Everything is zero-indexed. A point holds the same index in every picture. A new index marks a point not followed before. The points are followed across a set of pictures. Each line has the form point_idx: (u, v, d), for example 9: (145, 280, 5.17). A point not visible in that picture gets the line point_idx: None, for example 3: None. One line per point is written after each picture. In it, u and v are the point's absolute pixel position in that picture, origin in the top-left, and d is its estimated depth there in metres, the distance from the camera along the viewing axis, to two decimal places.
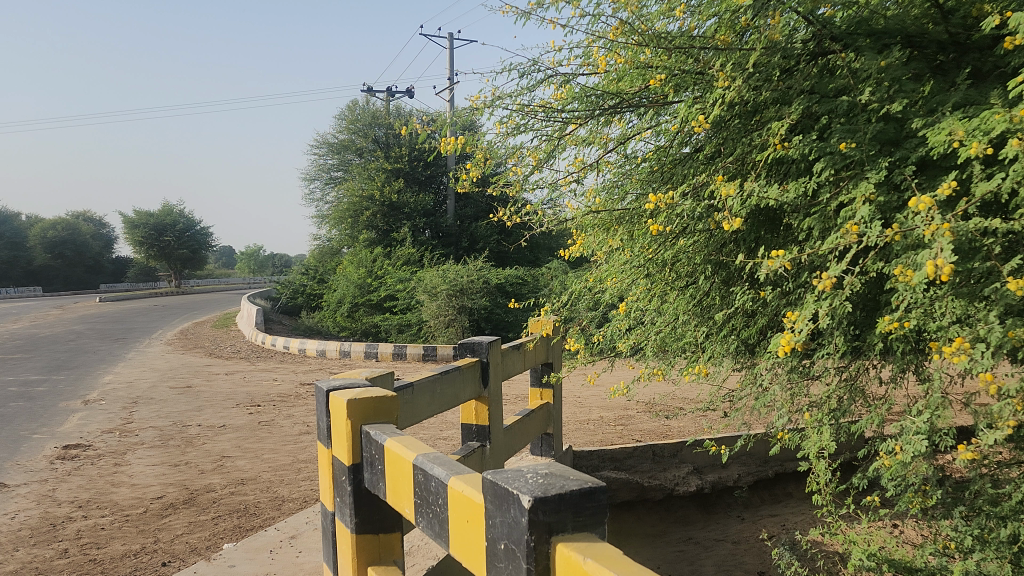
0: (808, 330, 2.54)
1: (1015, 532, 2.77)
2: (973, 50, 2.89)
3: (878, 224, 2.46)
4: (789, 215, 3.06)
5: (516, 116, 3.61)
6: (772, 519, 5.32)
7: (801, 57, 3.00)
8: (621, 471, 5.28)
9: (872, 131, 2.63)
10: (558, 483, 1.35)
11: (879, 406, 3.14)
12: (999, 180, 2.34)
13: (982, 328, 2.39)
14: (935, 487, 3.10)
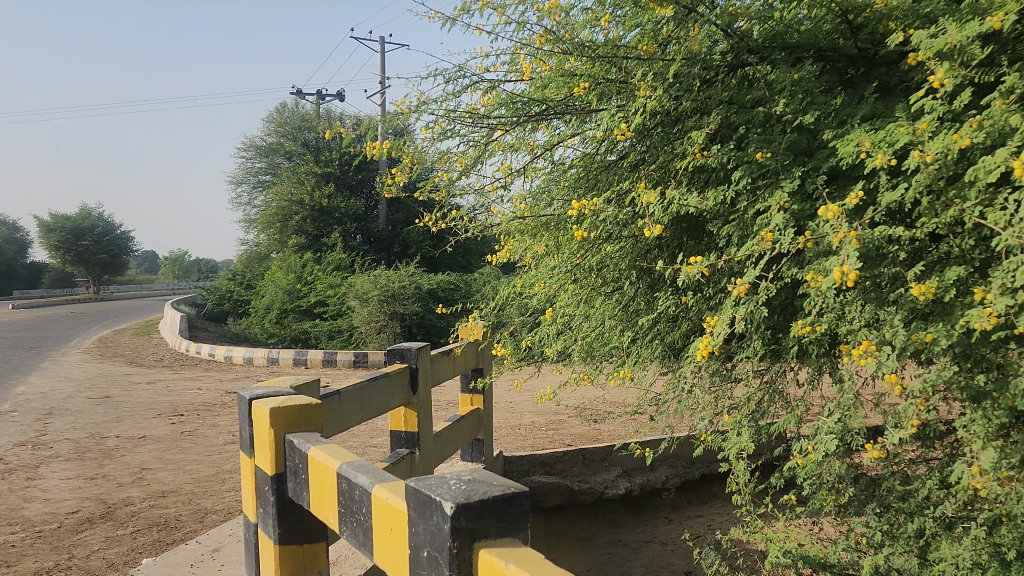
0: (725, 334, 2.62)
1: (921, 527, 2.90)
2: (880, 65, 3.02)
3: (792, 231, 2.56)
4: (710, 222, 3.15)
5: (443, 121, 3.60)
6: (698, 520, 5.46)
7: (720, 69, 3.09)
8: (551, 475, 5.31)
9: (786, 142, 2.74)
10: (481, 489, 1.35)
11: (797, 407, 3.26)
12: (904, 190, 2.45)
13: (888, 331, 2.50)
14: (848, 485, 3.23)
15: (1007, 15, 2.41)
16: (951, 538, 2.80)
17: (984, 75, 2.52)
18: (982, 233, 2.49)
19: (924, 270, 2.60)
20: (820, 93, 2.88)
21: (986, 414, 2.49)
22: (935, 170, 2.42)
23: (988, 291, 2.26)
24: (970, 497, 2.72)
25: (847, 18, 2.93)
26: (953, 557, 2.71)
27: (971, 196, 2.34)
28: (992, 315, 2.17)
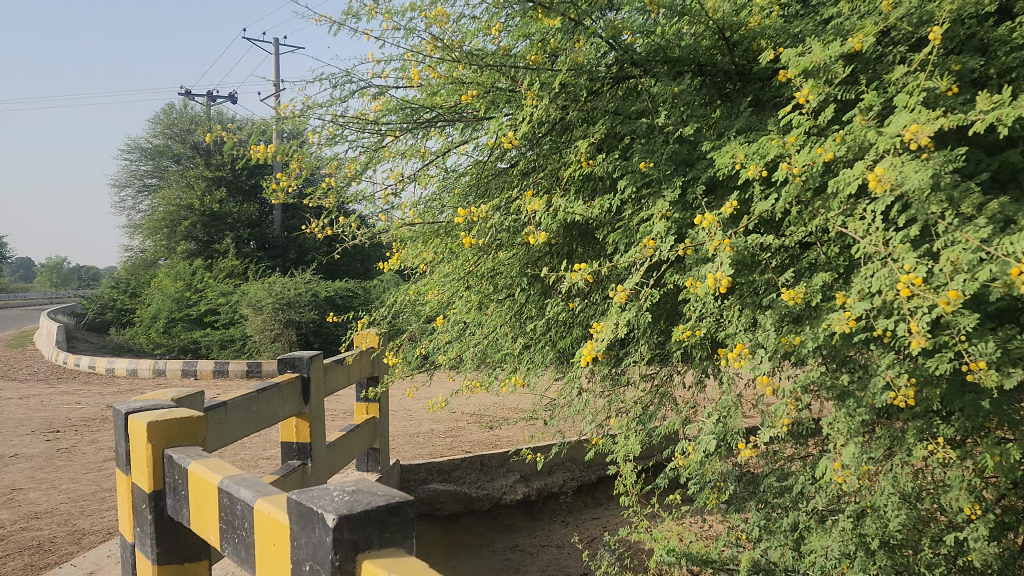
0: (610, 339, 2.68)
1: (794, 520, 3.05)
2: (755, 80, 3.17)
3: (673, 238, 2.65)
4: (597, 229, 3.23)
5: (331, 126, 3.55)
6: (593, 522, 5.56)
7: (605, 80, 3.17)
8: (449, 483, 5.28)
9: (667, 152, 2.84)
10: (365, 500, 1.33)
11: (682, 408, 3.37)
12: (775, 200, 2.58)
13: (761, 335, 2.61)
14: (729, 483, 3.35)
15: (865, 38, 2.59)
16: (821, 530, 2.96)
17: (845, 93, 2.69)
18: (845, 241, 2.65)
19: (794, 276, 2.74)
20: (699, 106, 3.00)
21: (849, 411, 2.65)
22: (802, 181, 2.57)
23: (849, 296, 2.41)
24: (838, 490, 2.89)
25: (725, 35, 3.01)
26: (823, 549, 2.86)
27: (835, 206, 2.49)
28: (851, 319, 2.32)
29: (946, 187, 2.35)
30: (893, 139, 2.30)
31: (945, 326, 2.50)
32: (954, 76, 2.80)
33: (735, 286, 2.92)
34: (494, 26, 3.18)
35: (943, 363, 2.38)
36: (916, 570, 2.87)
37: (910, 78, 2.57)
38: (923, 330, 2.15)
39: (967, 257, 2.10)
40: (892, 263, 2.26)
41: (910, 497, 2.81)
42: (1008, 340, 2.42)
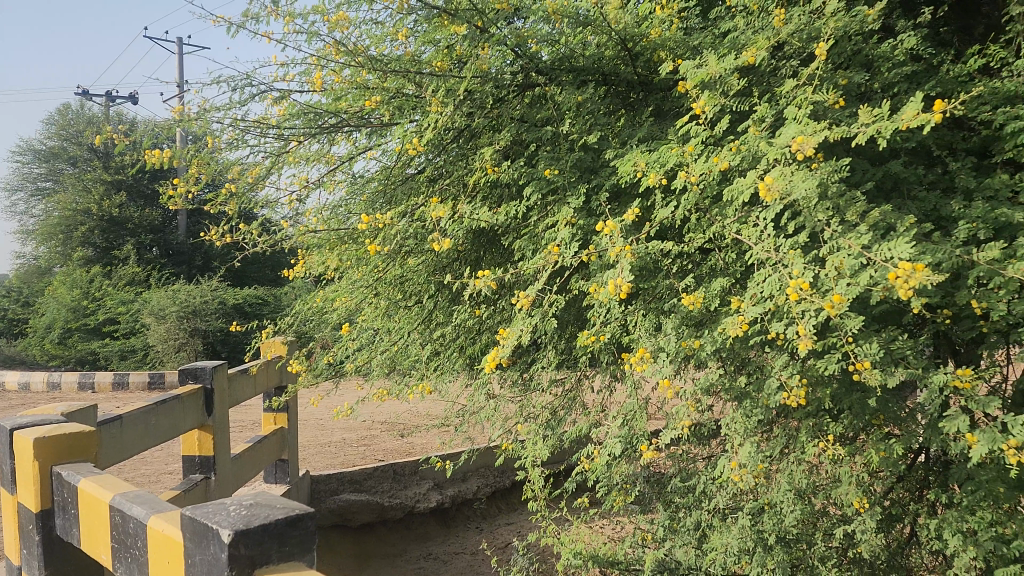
0: (514, 345, 2.68)
1: (697, 519, 3.13)
2: (657, 90, 3.25)
3: (577, 245, 2.68)
4: (504, 236, 3.24)
5: (231, 130, 3.45)
6: (507, 527, 5.59)
7: (511, 89, 3.19)
8: (360, 493, 5.17)
9: (571, 160, 2.89)
10: (263, 513, 1.18)
11: (589, 412, 3.41)
12: (674, 207, 2.66)
13: (661, 340, 2.67)
14: (635, 485, 3.41)
15: (757, 52, 2.69)
16: (722, 528, 3.05)
17: (740, 105, 2.79)
18: (741, 247, 2.74)
19: (693, 282, 2.82)
20: (602, 115, 3.06)
21: (746, 412, 2.74)
22: (699, 189, 2.65)
23: (743, 300, 2.50)
24: (736, 489, 2.98)
25: (627, 46, 3.08)
26: (723, 546, 2.95)
27: (730, 213, 2.58)
28: (744, 322, 2.41)
29: (833, 196, 2.47)
30: (783, 150, 2.40)
31: (833, 329, 2.63)
32: (841, 90, 2.94)
33: (638, 292, 2.99)
34: (400, 32, 3.17)
35: (831, 364, 2.49)
36: (811, 563, 2.99)
37: (799, 91, 2.69)
38: (810, 333, 2.25)
39: (850, 263, 2.21)
40: (782, 269, 2.36)
41: (805, 493, 2.93)
42: (889, 341, 2.56)
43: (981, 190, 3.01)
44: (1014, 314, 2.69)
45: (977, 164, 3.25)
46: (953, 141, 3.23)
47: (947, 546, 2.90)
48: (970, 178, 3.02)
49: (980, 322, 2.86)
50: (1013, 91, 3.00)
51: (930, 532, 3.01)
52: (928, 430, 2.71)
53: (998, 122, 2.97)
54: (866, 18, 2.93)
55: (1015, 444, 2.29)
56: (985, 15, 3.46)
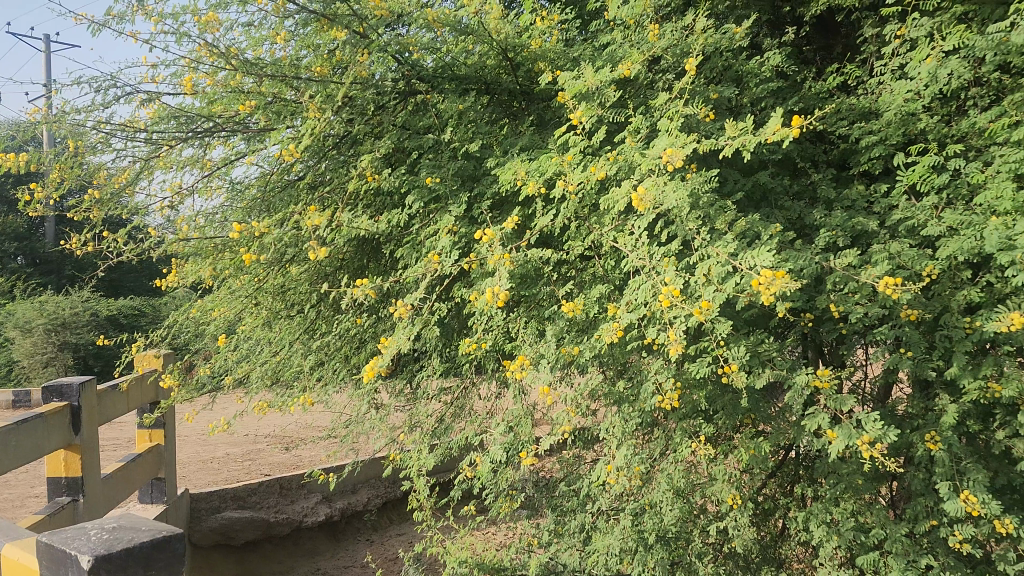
0: (395, 355, 2.64)
1: (581, 522, 3.18)
2: (538, 100, 3.29)
3: (457, 254, 2.69)
4: (385, 243, 3.21)
5: (96, 133, 3.28)
6: (399, 538, 5.56)
7: (392, 95, 3.17)
8: (244, 509, 4.94)
9: (453, 168, 2.90)
10: (126, 537, 1.05)
11: (474, 419, 3.41)
12: (553, 215, 2.71)
13: (542, 347, 2.69)
14: (521, 491, 3.43)
15: (632, 65, 2.78)
16: (605, 529, 3.11)
17: (616, 117, 2.88)
18: (619, 255, 2.81)
19: (574, 288, 2.87)
20: (484, 124, 3.09)
21: (624, 416, 2.81)
22: (577, 198, 2.71)
23: (619, 307, 2.55)
24: (618, 491, 3.05)
25: (508, 56, 3.11)
26: (605, 547, 3.00)
27: (607, 221, 2.65)
28: (619, 328, 2.46)
29: (703, 205, 2.57)
30: (655, 161, 2.47)
31: (705, 333, 2.73)
32: (711, 103, 3.07)
33: (519, 299, 3.02)
34: (278, 36, 3.09)
35: (703, 367, 2.58)
36: (689, 560, 3.09)
37: (671, 104, 2.79)
38: (681, 338, 2.32)
39: (718, 269, 2.30)
40: (654, 276, 2.43)
41: (683, 493, 3.02)
42: (757, 343, 2.68)
43: (840, 201, 3.21)
44: (870, 316, 2.87)
45: (836, 175, 3.45)
46: (815, 154, 3.43)
47: (813, 537, 3.06)
48: (830, 189, 3.21)
49: (840, 324, 3.04)
50: (867, 108, 3.22)
51: (798, 524, 3.17)
52: (793, 427, 2.85)
53: (854, 136, 3.18)
54: (734, 36, 3.07)
55: (868, 439, 2.43)
56: (842, 36, 3.70)
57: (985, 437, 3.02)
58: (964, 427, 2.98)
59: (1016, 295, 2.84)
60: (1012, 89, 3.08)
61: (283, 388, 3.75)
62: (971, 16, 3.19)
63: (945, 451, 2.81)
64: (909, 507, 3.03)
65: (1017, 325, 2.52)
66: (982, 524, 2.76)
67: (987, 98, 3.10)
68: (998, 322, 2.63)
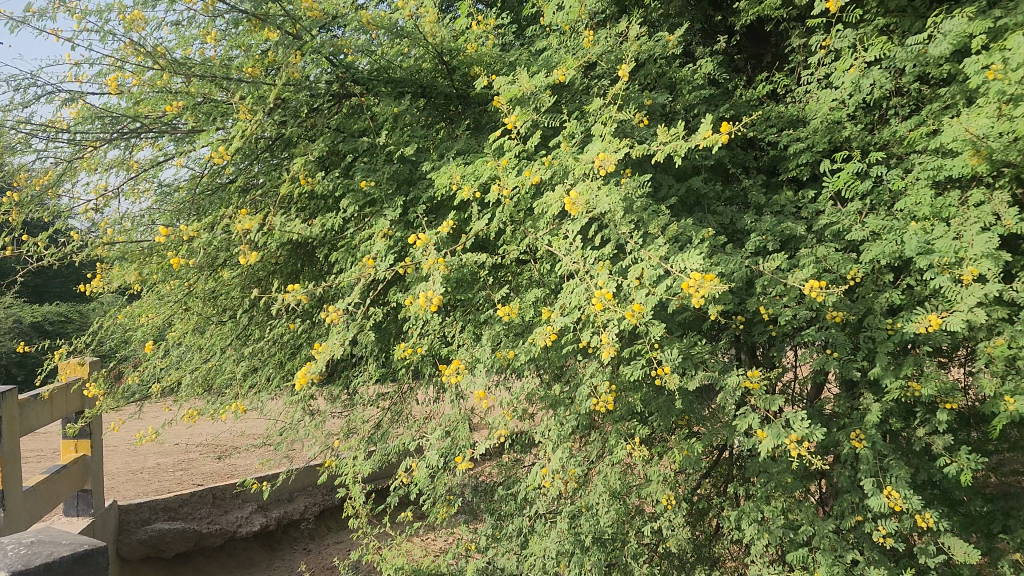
0: (329, 361, 2.59)
1: (518, 526, 3.18)
2: (474, 104, 3.30)
3: (392, 258, 2.66)
4: (319, 247, 3.17)
5: (14, 133, 3.16)
6: (337, 546, 5.49)
7: (325, 97, 3.13)
8: (175, 520, 4.81)
9: (388, 172, 2.88)
10: (43, 548, 0.91)
11: (411, 424, 3.39)
12: (488, 219, 2.71)
13: (477, 351, 2.69)
14: (458, 496, 3.41)
15: (567, 71, 2.80)
16: (542, 533, 3.11)
17: (551, 122, 2.90)
18: (554, 259, 2.83)
19: (509, 293, 2.87)
20: (420, 127, 3.08)
21: (560, 419, 2.82)
22: (512, 202, 2.72)
23: (553, 310, 2.56)
24: (555, 494, 3.06)
25: (444, 60, 3.10)
26: (542, 550, 3.01)
27: (542, 225, 2.67)
28: (552, 332, 2.47)
29: (636, 210, 2.61)
30: (588, 166, 2.50)
31: (639, 336, 2.76)
32: (645, 110, 3.12)
33: (455, 303, 3.01)
34: (208, 36, 3.03)
35: (636, 370, 2.61)
36: (625, 561, 3.11)
37: (605, 110, 2.82)
38: (615, 341, 2.34)
39: (650, 273, 2.33)
40: (587, 280, 2.45)
41: (619, 495, 3.05)
42: (690, 346, 2.71)
43: (770, 206, 3.29)
44: (797, 318, 2.95)
45: (766, 181, 3.54)
46: (746, 160, 3.51)
47: (745, 535, 3.12)
48: (759, 195, 3.29)
49: (770, 326, 3.12)
50: (795, 116, 3.31)
51: (730, 523, 3.23)
52: (724, 428, 2.91)
53: (783, 143, 3.26)
54: (667, 44, 3.12)
55: (796, 437, 2.49)
56: (772, 45, 3.80)
57: (907, 434, 3.13)
58: (887, 425, 3.09)
59: (934, 297, 2.95)
60: (930, 99, 3.20)
61: (214, 396, 3.66)
62: (892, 29, 3.30)
63: (869, 449, 2.90)
64: (836, 504, 3.12)
65: (934, 327, 2.62)
66: (904, 519, 2.85)
67: (907, 108, 3.22)
68: (917, 324, 2.73)
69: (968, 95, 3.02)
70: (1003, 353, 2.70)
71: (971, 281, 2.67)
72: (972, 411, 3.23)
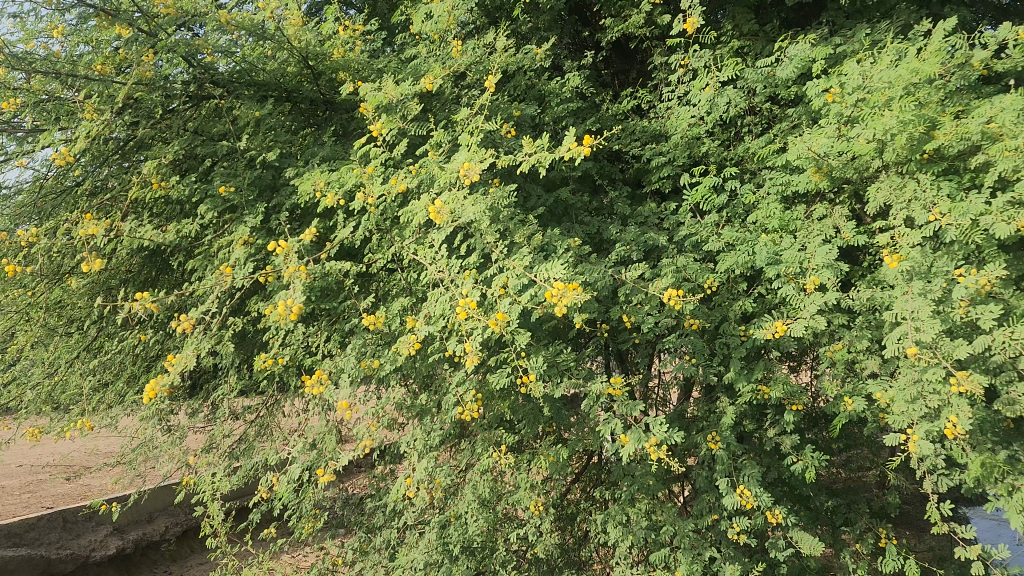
0: (181, 374, 2.45)
1: (387, 538, 3.13)
2: (341, 110, 3.25)
3: (251, 265, 2.56)
4: (176, 254, 3.03)
5: None
6: (201, 568, 5.24)
7: (182, 99, 3.00)
8: (21, 547, 4.53)
9: (249, 177, 2.79)
10: None
11: (275, 436, 3.29)
12: (354, 226, 2.67)
13: (341, 361, 2.63)
14: (325, 510, 3.31)
15: (434, 80, 2.79)
16: (410, 544, 3.06)
17: (418, 131, 2.88)
18: (421, 268, 2.82)
19: (375, 302, 2.84)
20: (283, 133, 2.99)
21: (427, 428, 2.80)
22: (378, 210, 2.69)
23: (418, 319, 2.54)
24: (423, 505, 3.02)
25: (309, 65, 3.04)
26: (411, 562, 2.96)
27: (407, 234, 2.65)
28: (416, 341, 2.44)
29: (502, 219, 2.63)
30: (453, 175, 2.49)
31: (505, 344, 2.78)
32: (513, 120, 3.17)
33: (321, 312, 2.95)
34: (53, 30, 2.82)
35: (502, 378, 2.62)
36: (494, 569, 3.11)
37: (472, 119, 2.84)
38: (478, 350, 2.33)
39: (514, 281, 2.34)
40: (452, 288, 2.44)
41: (488, 503, 3.05)
42: (555, 353, 2.74)
43: (635, 217, 3.40)
44: (659, 325, 3.05)
45: (631, 193, 3.67)
46: (611, 173, 3.62)
47: (610, 538, 3.20)
48: (624, 205, 3.39)
49: (633, 334, 3.22)
50: (657, 131, 3.43)
51: (597, 526, 3.29)
52: (590, 433, 2.97)
53: (646, 157, 3.38)
54: (534, 57, 3.18)
55: (657, 441, 2.50)
56: (636, 62, 3.93)
57: (759, 435, 3.30)
58: (741, 427, 3.24)
59: (783, 305, 3.13)
60: (780, 119, 3.40)
61: (59, 412, 3.43)
62: (746, 51, 3.49)
63: (724, 450, 3.03)
64: (696, 503, 3.23)
65: (781, 333, 2.77)
66: (757, 517, 2.99)
67: (759, 126, 3.41)
68: (765, 330, 2.85)
69: (813, 116, 3.23)
70: (842, 357, 2.89)
71: (813, 290, 2.85)
72: (818, 412, 3.45)
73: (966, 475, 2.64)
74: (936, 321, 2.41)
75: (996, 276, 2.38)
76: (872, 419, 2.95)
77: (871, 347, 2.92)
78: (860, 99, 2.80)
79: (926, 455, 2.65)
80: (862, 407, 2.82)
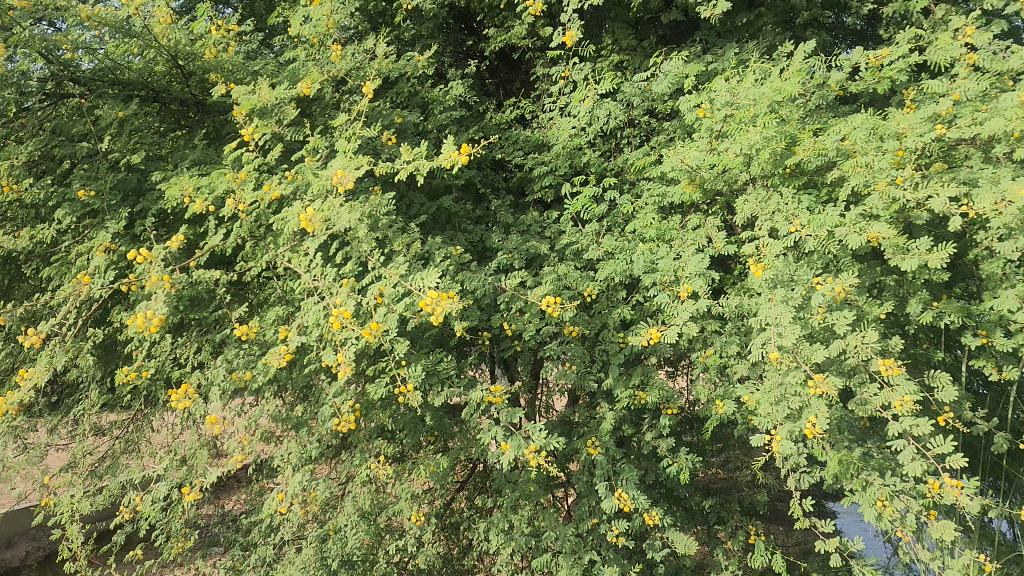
0: (31, 391, 2.30)
1: (262, 555, 3.04)
2: (213, 112, 3.16)
3: (111, 274, 2.43)
4: (30, 261, 2.86)
5: None
6: None
7: (38, 96, 2.83)
8: None
9: (111, 181, 2.66)
10: None
11: (142, 451, 3.15)
12: (224, 233, 2.59)
13: (210, 373, 2.53)
14: (198, 528, 3.18)
15: (311, 84, 2.74)
16: (287, 559, 2.98)
17: (295, 136, 2.82)
18: (296, 276, 2.75)
19: (248, 311, 2.76)
20: (150, 135, 2.87)
21: (303, 440, 2.73)
22: (250, 217, 2.61)
23: (292, 329, 2.47)
24: (301, 519, 2.95)
25: (178, 64, 2.93)
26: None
27: (281, 241, 2.59)
28: (287, 352, 2.32)
29: (381, 226, 2.59)
30: (329, 182, 2.44)
31: (384, 353, 2.76)
32: (395, 127, 3.14)
33: (190, 322, 2.85)
34: None
35: (379, 388, 2.50)
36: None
37: (350, 125, 2.79)
38: (353, 361, 2.28)
39: (390, 290, 2.31)
40: (327, 297, 2.39)
41: (368, 514, 3.00)
42: (436, 362, 2.73)
43: (517, 225, 3.43)
44: (540, 333, 3.08)
45: (513, 202, 3.71)
46: (494, 181, 3.65)
47: (492, 545, 3.21)
48: (507, 214, 3.42)
49: (515, 341, 3.24)
50: (539, 141, 3.47)
51: (479, 535, 3.30)
52: (471, 442, 2.97)
53: (528, 166, 3.42)
54: (416, 64, 3.15)
55: (536, 447, 2.48)
56: (521, 73, 3.98)
57: (637, 439, 3.39)
58: (620, 431, 3.32)
59: (659, 312, 3.22)
60: (657, 132, 3.52)
61: None
62: (625, 65, 3.59)
63: (603, 455, 3.09)
64: (577, 508, 3.28)
65: (655, 340, 2.83)
66: (635, 519, 3.06)
67: (637, 138, 3.51)
68: (640, 336, 2.91)
69: (687, 130, 3.35)
70: (714, 361, 3.01)
71: (686, 298, 2.94)
72: (693, 415, 3.58)
73: (825, 473, 2.79)
74: (796, 326, 2.47)
75: (849, 285, 2.52)
76: (742, 421, 3.08)
77: (740, 352, 3.05)
78: (729, 115, 2.90)
79: (788, 454, 2.79)
80: (732, 410, 2.94)
